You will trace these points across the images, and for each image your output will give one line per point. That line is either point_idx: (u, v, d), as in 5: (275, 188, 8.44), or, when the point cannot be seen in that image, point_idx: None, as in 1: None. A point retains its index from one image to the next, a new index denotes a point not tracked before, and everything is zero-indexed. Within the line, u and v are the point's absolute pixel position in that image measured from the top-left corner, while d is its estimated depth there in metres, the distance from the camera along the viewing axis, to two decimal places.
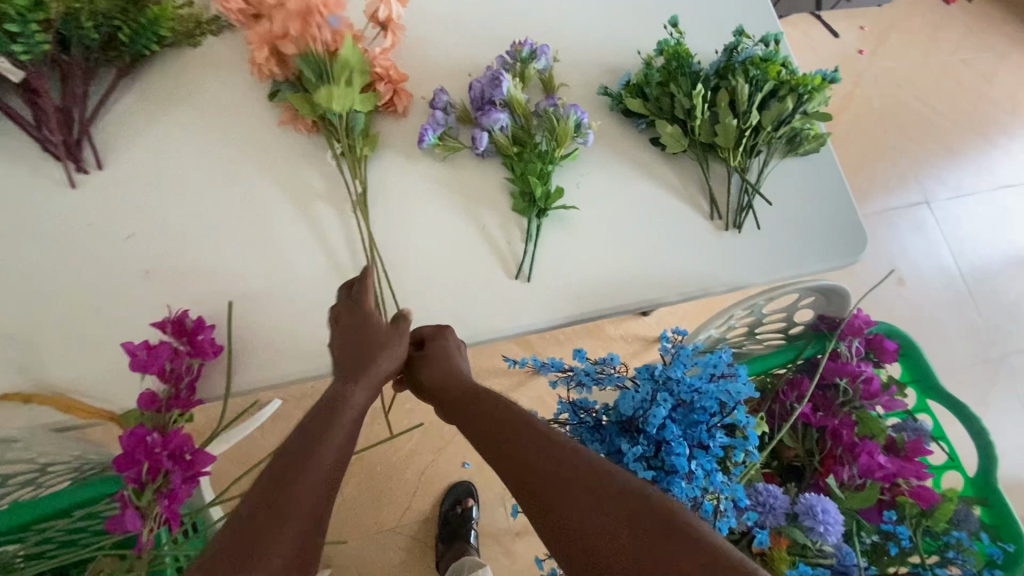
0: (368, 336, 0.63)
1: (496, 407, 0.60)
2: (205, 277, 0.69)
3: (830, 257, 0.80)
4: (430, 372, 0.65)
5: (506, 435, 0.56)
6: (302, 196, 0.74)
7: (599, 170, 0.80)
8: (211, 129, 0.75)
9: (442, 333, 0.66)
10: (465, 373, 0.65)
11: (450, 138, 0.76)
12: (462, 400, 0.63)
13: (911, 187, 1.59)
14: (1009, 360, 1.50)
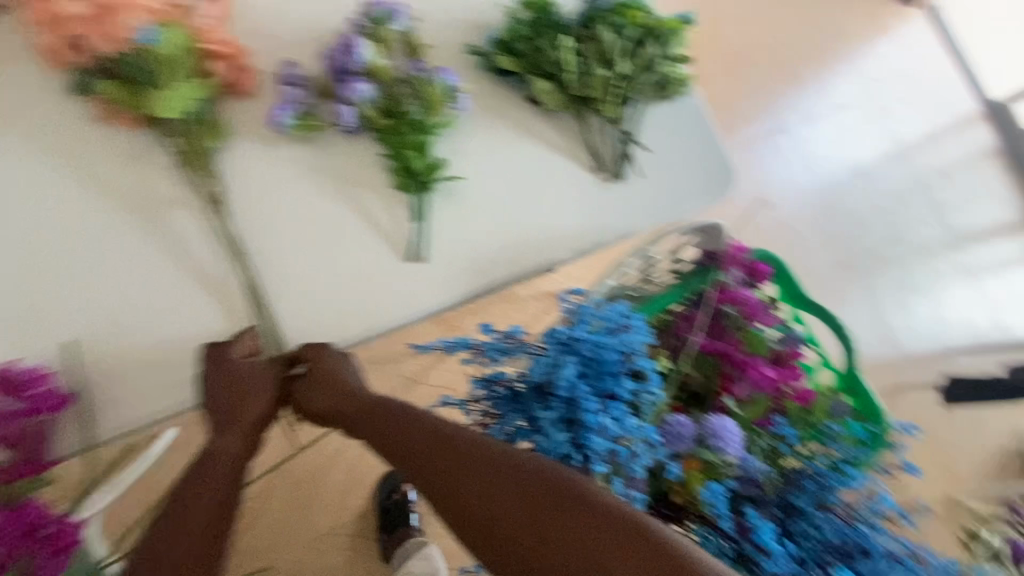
0: (243, 388, 0.61)
1: (397, 415, 0.62)
2: (36, 318, 0.61)
3: (705, 194, 0.85)
4: (318, 393, 0.64)
5: (409, 441, 0.59)
6: (138, 208, 0.65)
7: (479, 136, 0.77)
8: (8, 141, 0.64)
9: (323, 356, 0.64)
10: (355, 388, 0.65)
11: (313, 119, 0.70)
12: (363, 414, 0.64)
13: (769, 118, 1.97)
14: (857, 261, 1.94)
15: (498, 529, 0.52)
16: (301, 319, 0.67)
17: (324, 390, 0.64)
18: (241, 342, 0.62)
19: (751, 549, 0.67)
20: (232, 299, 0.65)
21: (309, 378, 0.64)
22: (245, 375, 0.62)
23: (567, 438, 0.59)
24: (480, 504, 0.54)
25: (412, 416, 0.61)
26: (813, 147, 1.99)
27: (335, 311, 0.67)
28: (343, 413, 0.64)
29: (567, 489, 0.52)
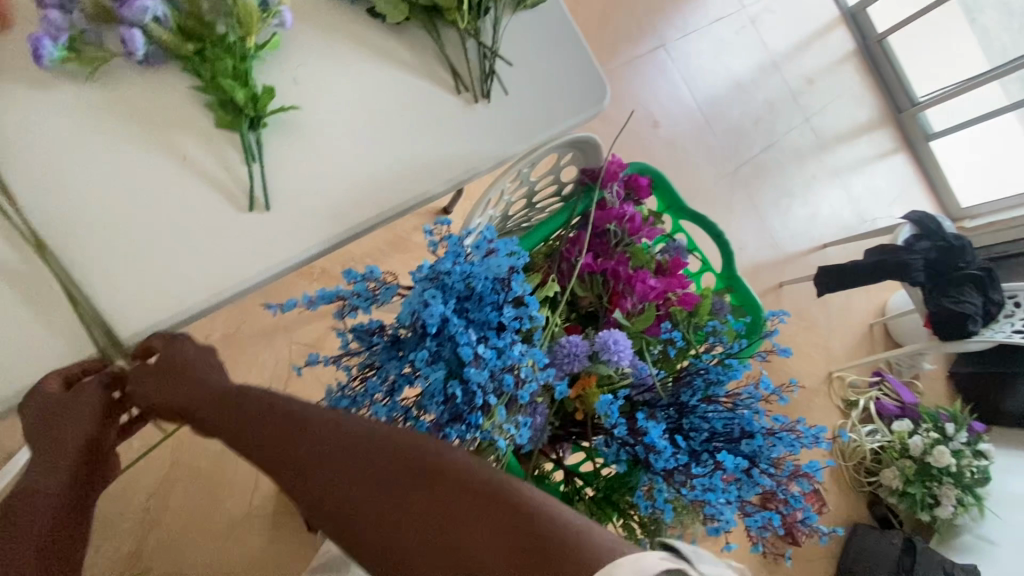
0: (80, 415, 0.52)
1: (228, 398, 0.54)
2: None
3: (579, 109, 0.81)
4: (155, 392, 0.54)
5: (243, 425, 0.53)
6: None
7: (316, 59, 0.67)
8: None
9: (170, 346, 0.55)
10: (209, 384, 0.55)
11: (86, 48, 0.56)
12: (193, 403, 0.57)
13: (649, 34, 1.96)
14: (740, 171, 2.05)
15: (343, 512, 0.49)
16: (124, 295, 0.56)
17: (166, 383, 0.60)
18: (54, 380, 0.53)
19: (643, 447, 0.69)
20: (32, 283, 0.55)
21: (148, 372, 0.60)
22: (67, 402, 0.52)
23: (448, 376, 0.57)
24: (323, 488, 0.50)
25: (247, 397, 0.54)
26: (693, 60, 2.02)
27: (168, 280, 0.58)
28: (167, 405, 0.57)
29: (416, 458, 0.50)
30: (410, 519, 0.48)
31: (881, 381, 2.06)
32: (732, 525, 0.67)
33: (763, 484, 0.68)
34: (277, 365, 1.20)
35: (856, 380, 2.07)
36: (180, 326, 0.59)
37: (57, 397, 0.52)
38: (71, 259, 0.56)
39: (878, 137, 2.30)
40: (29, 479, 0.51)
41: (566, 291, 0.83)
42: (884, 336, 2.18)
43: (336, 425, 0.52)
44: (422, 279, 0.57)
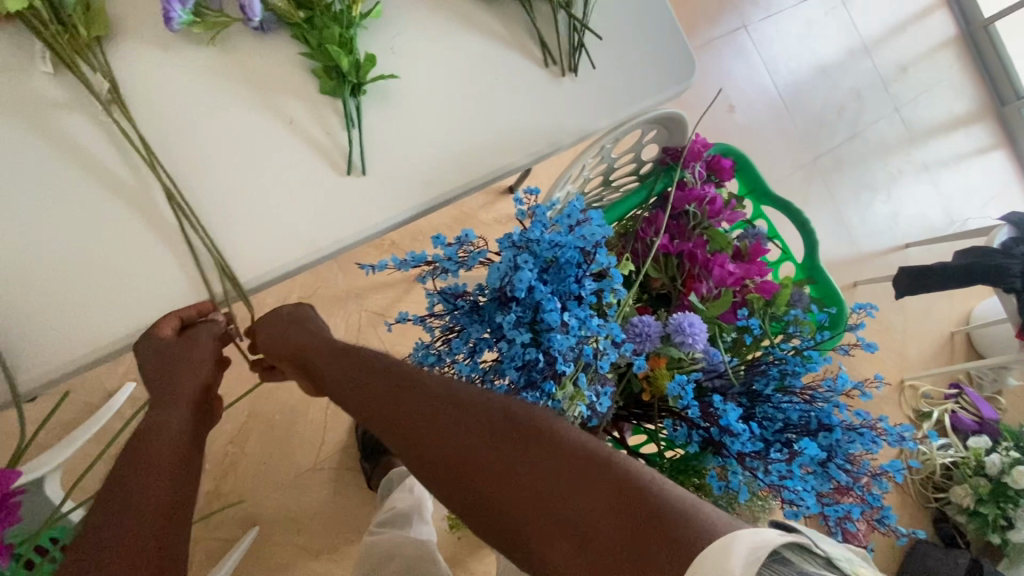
0: (194, 361, 0.60)
1: (374, 367, 0.62)
2: None
3: (665, 87, 0.80)
4: (273, 334, 0.69)
5: (383, 389, 0.60)
6: (31, 110, 0.56)
7: (414, 28, 0.69)
8: None
9: (302, 309, 0.73)
10: (319, 333, 0.70)
11: (210, 13, 0.59)
12: (330, 359, 0.66)
13: (731, 15, 1.89)
14: (818, 161, 1.95)
15: (464, 471, 0.53)
16: (238, 242, 0.60)
17: (297, 329, 0.70)
18: (168, 323, 0.57)
19: (719, 429, 0.68)
20: (160, 221, 0.58)
21: (281, 318, 0.70)
22: (185, 350, 0.58)
23: (527, 344, 0.58)
24: (447, 449, 0.54)
25: (387, 366, 0.62)
26: (774, 44, 1.95)
27: (277, 234, 0.61)
28: (308, 355, 0.68)
29: (520, 424, 0.53)
30: (509, 478, 0.51)
31: (959, 394, 1.94)
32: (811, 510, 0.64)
33: (838, 478, 0.67)
34: (347, 329, 1.25)
35: (930, 391, 1.94)
36: (281, 279, 0.62)
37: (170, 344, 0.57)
38: (198, 200, 0.59)
39: (975, 130, 2.25)
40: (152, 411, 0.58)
41: (641, 272, 0.82)
42: (966, 347, 2.04)
43: (459, 391, 0.57)
44: (511, 245, 0.58)
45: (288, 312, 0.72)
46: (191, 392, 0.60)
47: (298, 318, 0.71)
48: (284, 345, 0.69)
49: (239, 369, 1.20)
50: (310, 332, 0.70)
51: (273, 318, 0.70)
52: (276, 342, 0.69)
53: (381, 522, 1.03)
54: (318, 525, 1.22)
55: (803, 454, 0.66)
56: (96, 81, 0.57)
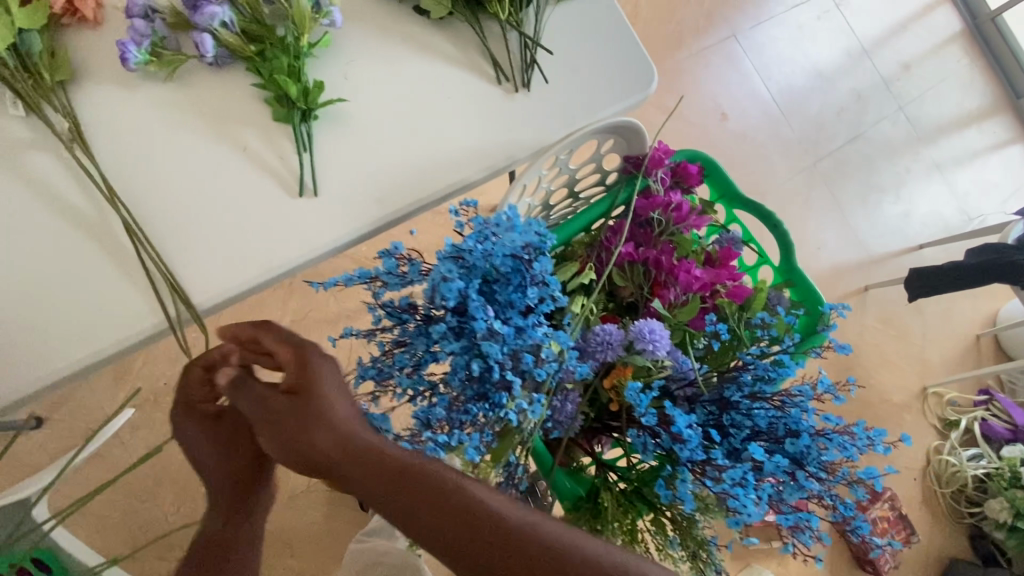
0: (234, 436, 0.68)
1: (444, 501, 0.49)
2: None
3: (620, 98, 0.81)
4: (294, 429, 0.54)
5: (466, 540, 0.47)
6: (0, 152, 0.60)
7: (366, 54, 0.71)
8: None
9: (300, 374, 0.57)
10: (347, 421, 0.55)
11: (166, 53, 0.63)
12: (382, 481, 0.50)
13: (719, 25, 1.89)
14: (819, 164, 1.91)
15: None
16: (190, 263, 0.62)
17: (323, 430, 0.54)
18: (192, 391, 0.67)
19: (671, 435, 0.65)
20: (116, 246, 0.60)
21: (287, 402, 0.56)
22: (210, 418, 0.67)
23: (468, 355, 0.58)
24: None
25: (466, 505, 0.49)
26: (766, 51, 1.94)
27: (229, 256, 0.63)
28: (344, 466, 0.52)
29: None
30: None
31: (990, 400, 1.83)
32: (753, 519, 0.58)
33: (810, 488, 0.63)
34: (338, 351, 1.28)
35: (957, 398, 1.85)
36: (237, 299, 0.64)
37: (200, 412, 0.67)
38: (151, 223, 0.62)
39: (989, 125, 2.18)
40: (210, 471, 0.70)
41: (604, 279, 0.80)
42: (994, 350, 1.93)
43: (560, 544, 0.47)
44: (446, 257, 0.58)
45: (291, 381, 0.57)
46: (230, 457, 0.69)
47: (310, 407, 0.55)
48: (309, 453, 0.53)
49: None
50: (337, 430, 0.54)
51: (284, 407, 0.56)
52: (296, 444, 0.54)
53: (370, 532, 1.05)
54: (312, 547, 1.23)
55: (758, 458, 0.63)
56: (57, 120, 0.61)
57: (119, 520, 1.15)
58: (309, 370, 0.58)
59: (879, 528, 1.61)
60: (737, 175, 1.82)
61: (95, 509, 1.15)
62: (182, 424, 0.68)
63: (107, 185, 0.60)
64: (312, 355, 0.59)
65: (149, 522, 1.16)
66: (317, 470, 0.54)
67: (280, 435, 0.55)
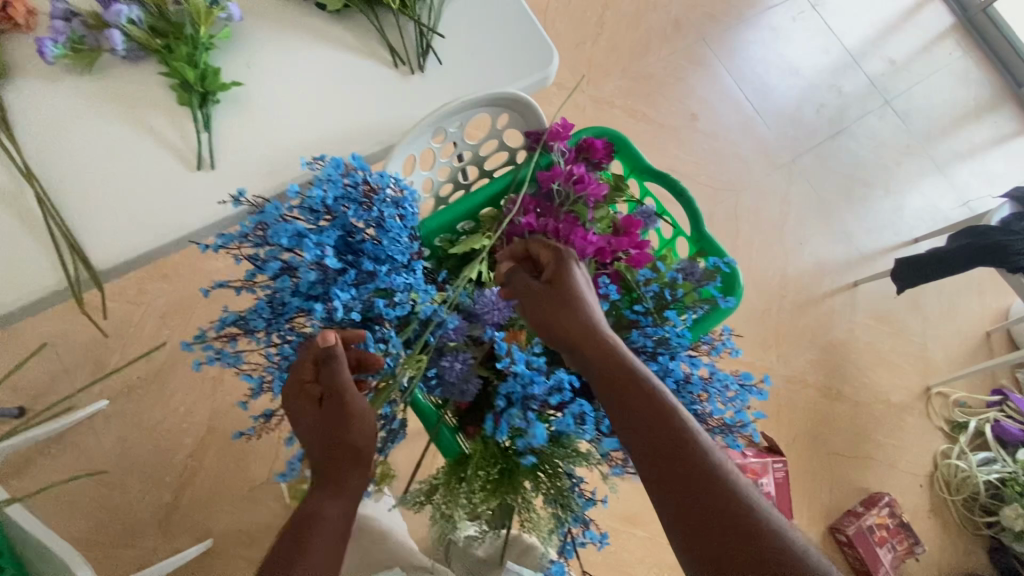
0: (338, 414, 0.56)
1: (669, 429, 0.54)
2: None
3: (517, 78, 0.85)
4: (547, 304, 0.65)
5: (674, 464, 0.52)
6: None
7: (266, 45, 0.79)
8: None
9: (561, 271, 0.67)
10: (586, 315, 0.63)
11: (85, 48, 0.72)
12: (616, 377, 0.58)
13: (688, 30, 1.91)
14: (798, 160, 1.88)
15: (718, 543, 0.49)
16: (93, 230, 0.69)
17: (567, 311, 0.64)
18: (306, 367, 0.59)
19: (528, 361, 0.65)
20: (30, 217, 0.69)
21: (542, 290, 0.66)
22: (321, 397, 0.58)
23: (322, 298, 0.61)
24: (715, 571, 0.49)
25: (687, 440, 0.53)
26: (739, 52, 1.95)
27: (129, 224, 0.70)
28: (577, 338, 0.62)
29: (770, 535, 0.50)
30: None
31: (1004, 401, 1.70)
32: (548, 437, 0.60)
33: None
34: None
35: (966, 399, 1.72)
36: (136, 263, 0.70)
37: (308, 392, 0.58)
38: (62, 197, 0.70)
39: (991, 117, 2.09)
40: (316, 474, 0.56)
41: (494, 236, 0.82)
42: (1005, 347, 1.81)
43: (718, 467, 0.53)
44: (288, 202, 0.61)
45: (553, 276, 0.67)
46: (341, 448, 0.56)
47: (564, 292, 0.65)
48: (550, 322, 0.64)
49: (200, 386, 1.30)
50: (588, 323, 0.63)
51: (541, 291, 0.66)
52: (543, 320, 0.64)
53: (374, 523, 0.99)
54: (269, 538, 1.26)
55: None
56: None
57: (89, 507, 1.22)
58: (569, 274, 0.67)
59: (876, 536, 1.51)
60: (710, 173, 1.80)
61: (65, 497, 1.21)
62: (292, 413, 0.59)
63: (25, 163, 0.69)
64: (570, 261, 0.68)
65: (118, 510, 1.23)
66: (555, 342, 0.64)
67: (529, 304, 0.66)
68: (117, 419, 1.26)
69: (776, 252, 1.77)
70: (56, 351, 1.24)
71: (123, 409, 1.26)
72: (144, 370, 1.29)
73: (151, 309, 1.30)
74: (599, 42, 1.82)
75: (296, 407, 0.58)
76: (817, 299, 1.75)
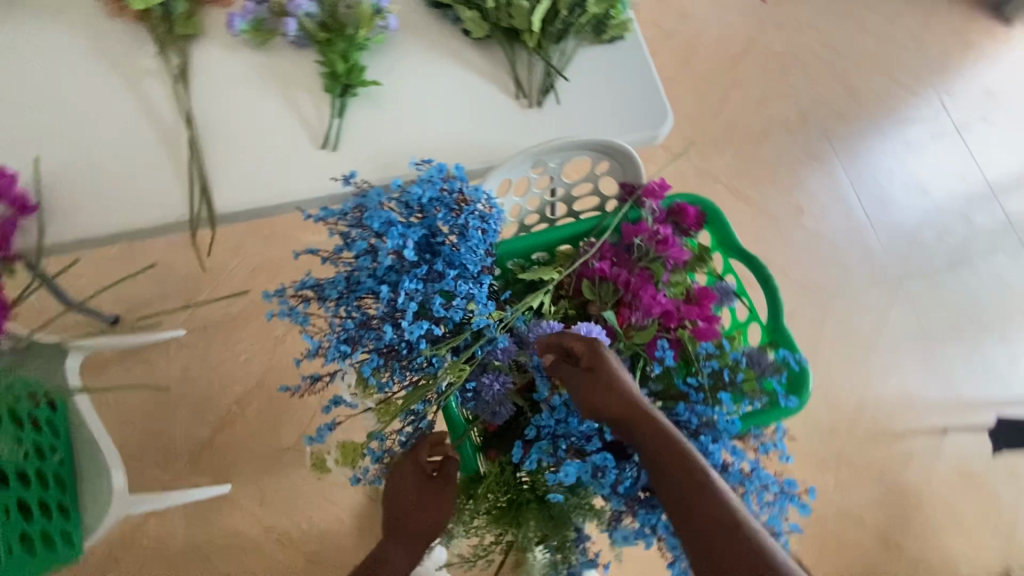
0: (436, 498, 0.70)
1: (713, 512, 0.56)
2: (37, 143, 0.78)
3: (627, 131, 0.87)
4: (586, 390, 0.63)
5: (723, 547, 0.55)
6: (132, 74, 0.83)
7: (409, 55, 0.87)
8: (55, 23, 0.84)
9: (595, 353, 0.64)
10: (627, 392, 0.63)
11: (263, 28, 0.84)
12: (664, 460, 0.59)
13: (814, 126, 1.87)
14: (906, 282, 1.74)
15: None
16: (224, 178, 0.79)
17: (610, 394, 0.63)
18: (423, 448, 0.70)
19: (566, 401, 0.67)
20: (177, 154, 0.80)
21: (584, 376, 0.64)
22: (429, 478, 0.70)
23: (390, 284, 0.64)
24: None
25: (731, 522, 0.55)
26: (863, 157, 1.87)
27: (253, 181, 0.79)
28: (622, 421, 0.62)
29: None
30: None
31: None
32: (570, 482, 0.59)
33: None
34: None
35: None
36: (249, 214, 0.79)
37: (419, 466, 0.70)
38: (208, 146, 0.80)
39: None
40: (400, 521, 0.71)
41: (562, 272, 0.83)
42: None
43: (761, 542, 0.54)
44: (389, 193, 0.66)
45: (588, 355, 0.64)
46: (428, 517, 0.70)
47: (602, 375, 0.63)
48: (593, 407, 0.63)
49: (264, 342, 1.39)
50: (628, 400, 0.63)
51: (577, 376, 0.64)
52: (587, 403, 0.64)
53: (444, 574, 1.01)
54: (279, 502, 1.31)
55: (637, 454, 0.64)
56: (173, 60, 0.83)
57: (142, 424, 1.33)
58: (605, 355, 0.65)
59: None
60: (804, 272, 1.72)
61: (127, 408, 1.34)
62: (396, 472, 0.70)
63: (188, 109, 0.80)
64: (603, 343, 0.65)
65: (163, 431, 1.33)
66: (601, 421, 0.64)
67: (570, 389, 0.65)
68: (187, 350, 1.38)
69: (858, 371, 1.64)
70: (160, 276, 1.39)
71: (195, 342, 1.38)
72: (222, 314, 1.40)
73: (245, 261, 1.42)
74: (717, 118, 1.82)
75: (404, 473, 0.70)
76: (894, 434, 1.58)
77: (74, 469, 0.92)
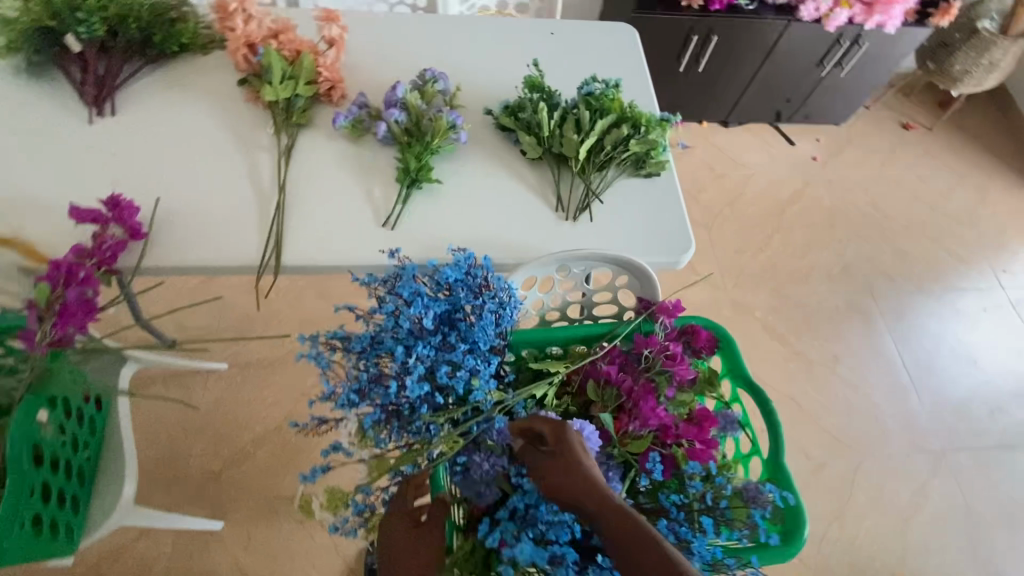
0: (420, 547, 0.75)
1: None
2: (161, 186, 0.97)
3: (651, 254, 0.96)
4: (551, 468, 0.66)
5: None
6: (249, 145, 1.02)
7: (472, 163, 1.03)
8: (203, 100, 1.06)
9: (560, 434, 0.69)
10: (590, 468, 0.66)
11: (360, 126, 1.02)
12: (626, 534, 0.60)
13: (858, 280, 1.89)
14: (952, 456, 1.63)
15: None
16: (296, 236, 0.93)
17: (574, 470, 0.66)
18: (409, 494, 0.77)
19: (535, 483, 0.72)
20: (265, 212, 0.95)
21: (550, 454, 0.67)
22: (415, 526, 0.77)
23: (406, 348, 0.72)
24: None
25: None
26: (908, 318, 1.85)
27: (318, 243, 0.93)
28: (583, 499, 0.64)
29: None
30: None
31: None
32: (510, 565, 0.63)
33: None
34: None
35: None
36: (307, 269, 0.92)
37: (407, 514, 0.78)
38: (291, 209, 0.96)
39: None
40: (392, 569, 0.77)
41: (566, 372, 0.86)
42: None
43: None
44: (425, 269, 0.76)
45: (554, 435, 0.69)
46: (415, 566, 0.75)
47: (567, 453, 0.67)
48: (558, 484, 0.65)
49: (292, 390, 1.48)
50: (591, 477, 0.65)
51: (543, 456, 0.68)
52: (553, 480, 0.66)
53: None
54: (263, 551, 1.32)
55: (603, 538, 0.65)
56: (283, 140, 1.03)
57: (162, 444, 1.40)
58: (572, 436, 0.69)
59: None
60: (837, 423, 1.65)
61: (154, 426, 1.42)
62: (389, 517, 0.78)
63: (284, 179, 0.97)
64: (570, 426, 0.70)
65: (178, 455, 1.40)
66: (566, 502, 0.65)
67: (536, 469, 0.68)
68: (222, 383, 1.48)
69: (891, 544, 1.50)
70: (221, 313, 1.55)
71: (232, 377, 1.49)
72: (263, 357, 1.52)
73: (297, 313, 1.57)
74: (758, 256, 1.89)
75: (395, 520, 0.78)
76: None
77: (96, 468, 1.01)
